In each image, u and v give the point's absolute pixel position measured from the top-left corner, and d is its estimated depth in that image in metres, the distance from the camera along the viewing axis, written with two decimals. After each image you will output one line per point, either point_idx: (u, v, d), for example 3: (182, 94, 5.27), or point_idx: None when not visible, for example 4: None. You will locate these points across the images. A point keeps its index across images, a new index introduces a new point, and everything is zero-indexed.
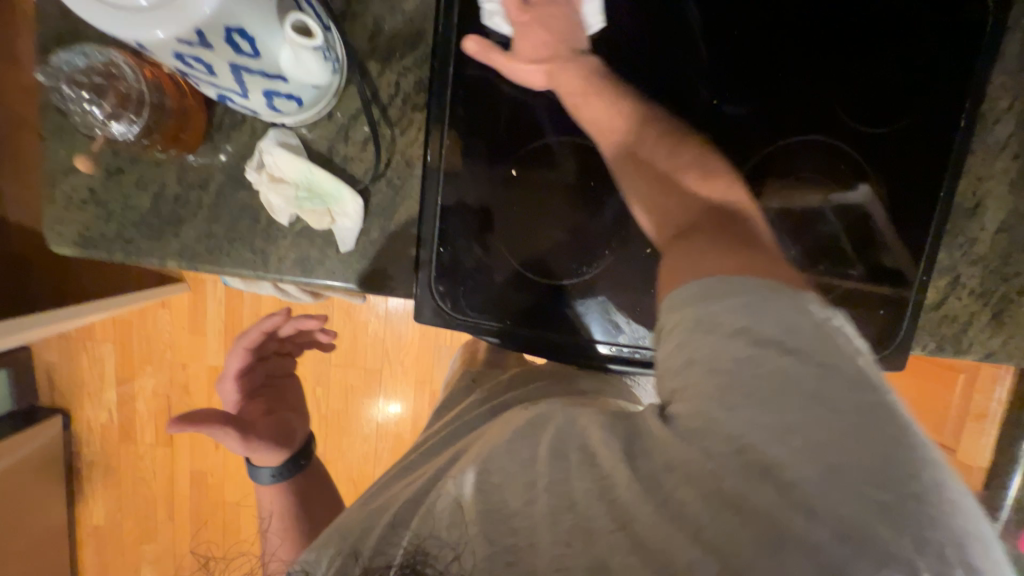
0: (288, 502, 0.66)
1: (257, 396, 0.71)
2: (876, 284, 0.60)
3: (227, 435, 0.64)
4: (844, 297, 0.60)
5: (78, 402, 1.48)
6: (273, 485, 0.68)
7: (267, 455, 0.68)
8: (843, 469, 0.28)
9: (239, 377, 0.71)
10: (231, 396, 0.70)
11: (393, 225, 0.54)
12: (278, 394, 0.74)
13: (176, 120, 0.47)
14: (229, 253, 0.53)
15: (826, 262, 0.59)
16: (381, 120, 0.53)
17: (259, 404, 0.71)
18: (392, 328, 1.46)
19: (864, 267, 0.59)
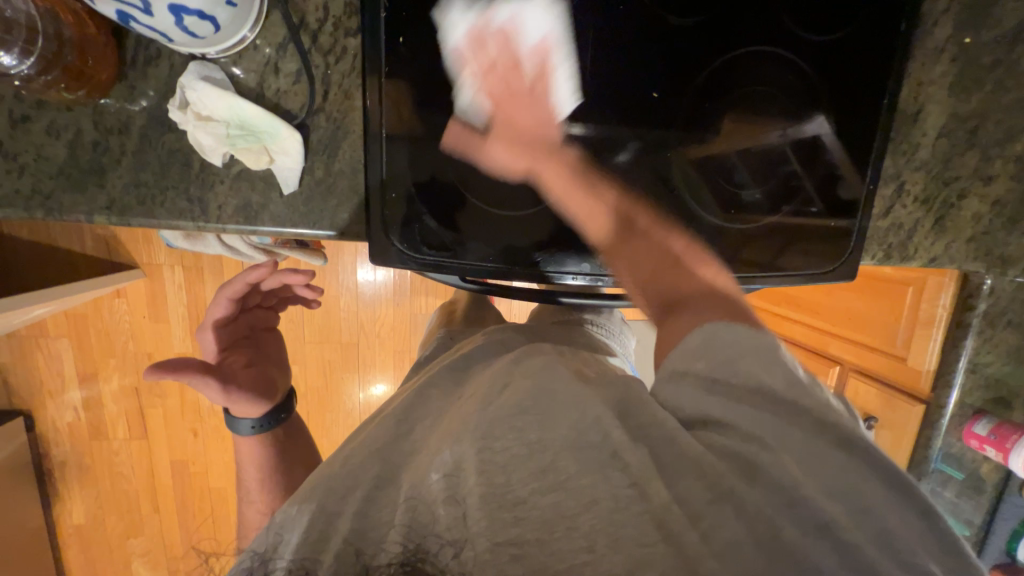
0: (268, 453, 0.67)
1: (238, 346, 0.68)
2: (831, 216, 0.61)
3: (208, 386, 0.61)
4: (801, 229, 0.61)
5: (40, 403, 1.42)
6: (254, 436, 0.67)
7: (248, 407, 0.66)
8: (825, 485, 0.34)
9: (219, 327, 0.66)
10: (210, 345, 0.65)
11: (338, 164, 0.52)
12: (259, 345, 0.71)
13: (80, 53, 0.43)
14: (163, 203, 0.50)
15: (783, 194, 0.60)
16: (312, 49, 0.49)
17: (241, 356, 0.67)
18: (366, 300, 1.44)
19: (821, 202, 0.60)
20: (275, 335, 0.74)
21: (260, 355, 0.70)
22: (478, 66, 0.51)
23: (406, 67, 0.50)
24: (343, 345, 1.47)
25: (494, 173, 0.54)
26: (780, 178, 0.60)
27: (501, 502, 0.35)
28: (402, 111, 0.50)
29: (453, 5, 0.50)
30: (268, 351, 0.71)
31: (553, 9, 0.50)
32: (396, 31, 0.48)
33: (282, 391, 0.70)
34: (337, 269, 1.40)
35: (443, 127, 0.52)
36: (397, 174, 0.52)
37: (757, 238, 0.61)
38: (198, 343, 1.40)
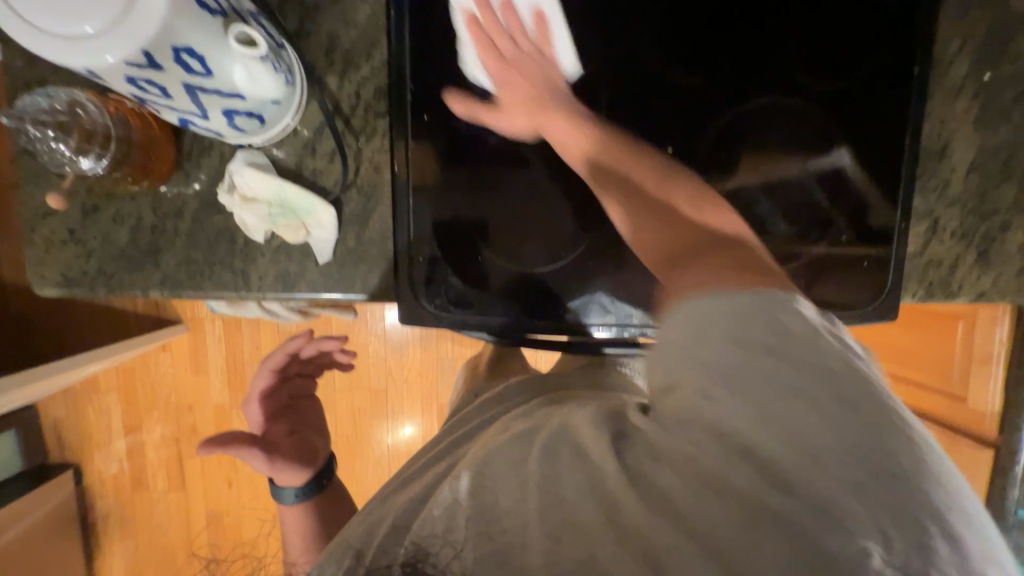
0: (310, 522, 0.64)
1: (281, 416, 0.70)
2: (861, 246, 0.60)
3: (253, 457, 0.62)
4: (830, 262, 0.60)
5: (89, 455, 1.48)
6: (297, 505, 0.66)
7: (291, 475, 0.66)
8: (806, 442, 0.29)
9: (264, 398, 0.70)
10: (256, 417, 0.69)
11: (369, 232, 0.55)
12: (301, 414, 0.73)
13: (145, 151, 0.48)
14: (210, 277, 0.54)
15: (808, 230, 0.59)
16: (345, 130, 0.54)
17: (284, 425, 0.69)
18: (394, 347, 1.46)
19: (846, 230, 0.59)
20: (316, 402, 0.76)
21: (302, 422, 0.71)
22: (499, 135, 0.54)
23: (430, 140, 0.53)
24: (372, 391, 1.49)
25: (515, 228, 0.55)
26: (806, 219, 0.59)
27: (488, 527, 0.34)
28: (427, 180, 0.54)
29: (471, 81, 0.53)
30: (308, 417, 0.73)
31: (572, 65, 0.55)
32: (421, 109, 0.52)
33: (323, 456, 0.70)
34: (367, 317, 1.45)
35: (465, 189, 0.54)
36: (424, 237, 0.54)
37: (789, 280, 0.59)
38: (235, 394, 1.45)
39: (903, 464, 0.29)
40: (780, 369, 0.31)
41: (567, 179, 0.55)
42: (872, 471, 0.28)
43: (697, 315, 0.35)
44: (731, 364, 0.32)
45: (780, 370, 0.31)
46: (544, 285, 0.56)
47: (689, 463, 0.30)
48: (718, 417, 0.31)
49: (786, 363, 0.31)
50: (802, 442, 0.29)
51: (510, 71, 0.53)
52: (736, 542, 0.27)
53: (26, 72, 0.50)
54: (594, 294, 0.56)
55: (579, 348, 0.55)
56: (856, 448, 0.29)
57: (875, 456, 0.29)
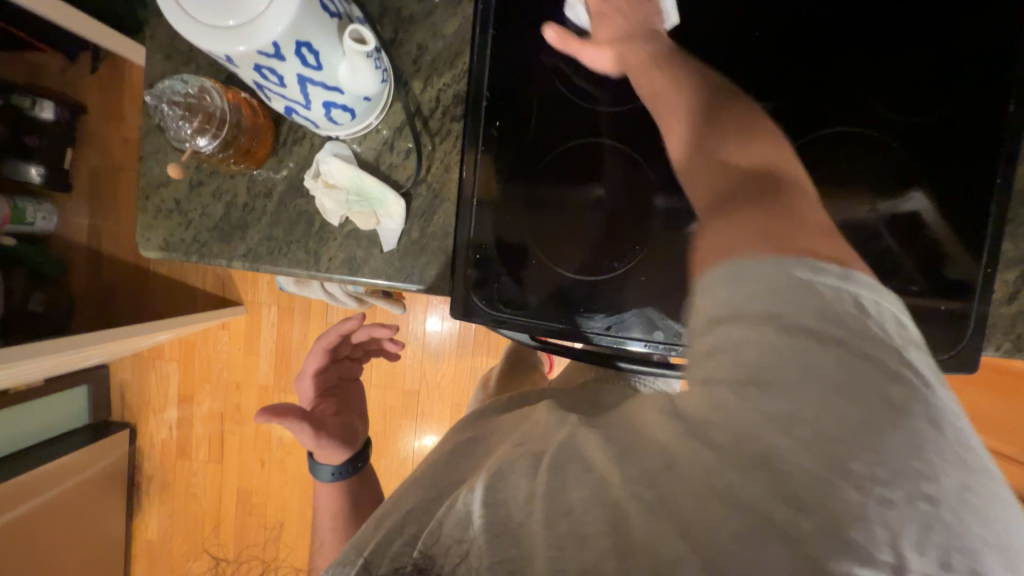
0: (343, 505, 0.66)
1: (330, 395, 0.74)
2: (939, 297, 0.56)
3: (301, 430, 0.65)
4: (910, 314, 0.56)
5: (144, 419, 1.60)
6: (331, 483, 0.67)
7: (330, 453, 0.67)
8: (836, 450, 0.27)
9: (316, 376, 0.75)
10: (307, 393, 0.74)
11: (432, 227, 0.58)
12: (345, 394, 0.77)
13: (250, 136, 0.54)
14: (286, 254, 0.59)
15: (885, 276, 0.56)
16: (423, 131, 0.58)
17: (330, 404, 0.73)
18: (431, 352, 1.50)
19: (926, 282, 0.56)
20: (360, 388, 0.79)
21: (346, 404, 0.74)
22: (563, 143, 0.56)
23: (499, 145, 0.56)
24: (406, 392, 1.52)
25: (569, 234, 0.56)
26: (875, 255, 0.56)
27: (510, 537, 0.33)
28: (491, 180, 0.56)
29: (543, 92, 0.56)
30: (352, 403, 0.76)
31: None
32: (493, 114, 0.56)
33: (362, 442, 0.71)
34: (411, 320, 1.49)
35: (524, 194, 0.56)
36: (481, 236, 0.57)
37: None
38: (279, 378, 1.53)
39: (941, 477, 0.27)
40: (822, 367, 0.30)
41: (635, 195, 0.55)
42: (901, 486, 0.27)
43: (729, 299, 0.33)
44: (762, 369, 0.30)
45: (822, 368, 0.30)
46: (593, 295, 0.56)
47: (699, 466, 0.29)
48: (758, 433, 0.28)
49: (834, 363, 0.30)
50: (829, 452, 0.27)
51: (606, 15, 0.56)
52: (734, 547, 0.26)
53: (162, 64, 0.58)
54: (646, 311, 0.55)
55: (597, 360, 0.57)
56: (879, 466, 0.27)
57: (904, 474, 0.27)
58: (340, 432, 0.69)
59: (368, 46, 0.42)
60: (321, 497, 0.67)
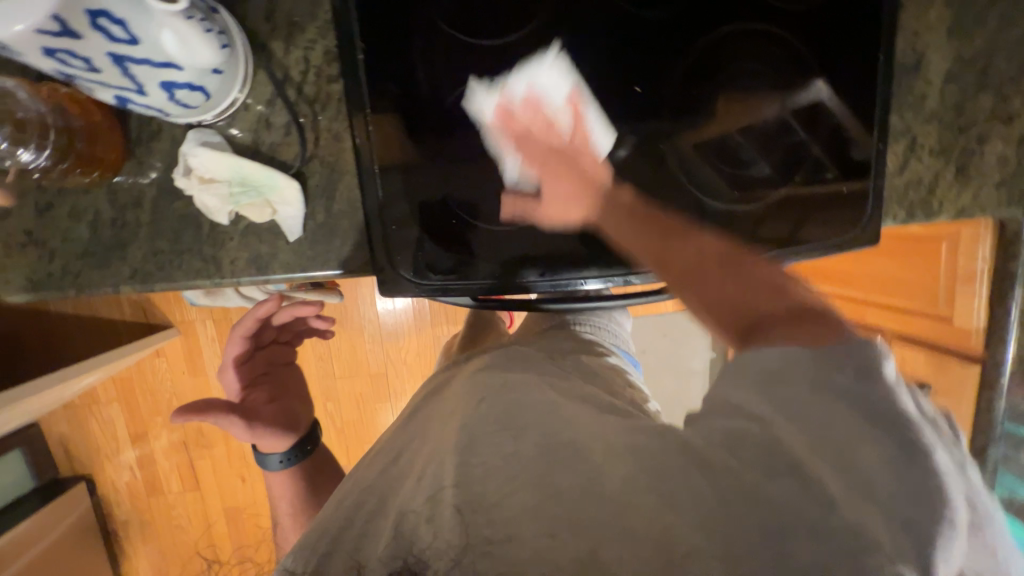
0: (299, 488, 0.66)
1: (260, 383, 0.68)
2: (849, 181, 0.59)
3: (230, 423, 0.62)
4: (825, 202, 0.59)
5: (99, 467, 1.50)
6: (282, 471, 0.66)
7: (271, 442, 0.66)
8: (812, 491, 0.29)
9: (240, 367, 0.67)
10: (233, 384, 0.67)
11: (337, 205, 0.54)
12: (280, 380, 0.71)
13: (87, 138, 0.46)
14: (180, 266, 0.52)
15: (801, 171, 0.58)
16: (299, 100, 0.51)
17: (262, 393, 0.68)
18: (389, 331, 1.46)
19: (836, 169, 0.59)
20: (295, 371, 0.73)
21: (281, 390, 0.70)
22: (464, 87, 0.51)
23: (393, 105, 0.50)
24: (373, 377, 1.50)
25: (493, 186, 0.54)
26: (783, 152, 0.58)
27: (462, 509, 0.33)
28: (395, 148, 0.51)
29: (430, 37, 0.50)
30: (288, 387, 0.72)
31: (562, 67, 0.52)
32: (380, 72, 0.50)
33: (306, 424, 0.70)
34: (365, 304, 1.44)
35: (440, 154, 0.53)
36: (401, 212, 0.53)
37: (769, 217, 0.59)
38: None
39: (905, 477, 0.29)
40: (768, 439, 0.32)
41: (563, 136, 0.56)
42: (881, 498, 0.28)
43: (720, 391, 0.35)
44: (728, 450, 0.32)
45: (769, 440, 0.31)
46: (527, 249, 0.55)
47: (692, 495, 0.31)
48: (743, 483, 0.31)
49: (773, 428, 0.32)
50: (801, 481, 0.29)
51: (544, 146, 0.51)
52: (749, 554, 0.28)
53: None
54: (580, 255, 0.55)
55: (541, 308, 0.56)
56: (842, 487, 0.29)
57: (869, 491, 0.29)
58: (279, 417, 0.67)
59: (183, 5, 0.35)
60: (275, 487, 0.67)
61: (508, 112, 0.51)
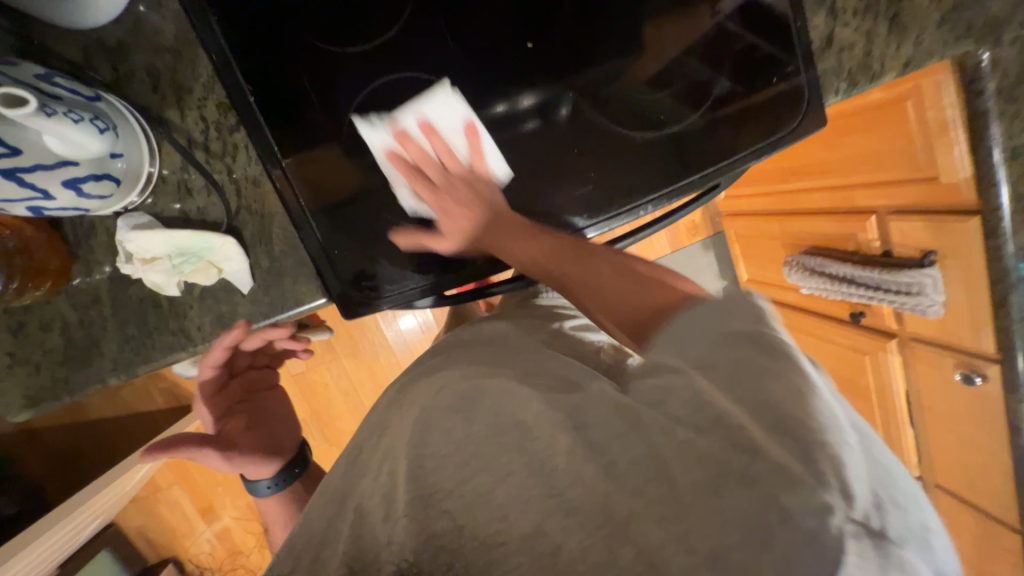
0: (291, 510, 0.64)
1: (236, 413, 0.68)
2: (811, 66, 0.56)
3: (207, 455, 0.61)
4: (791, 97, 0.57)
5: (181, 543, 1.60)
6: (272, 495, 0.65)
7: (254, 467, 0.65)
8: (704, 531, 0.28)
9: (211, 399, 0.68)
10: (208, 417, 0.67)
11: (277, 247, 0.55)
12: (259, 406, 0.71)
13: (28, 253, 0.47)
14: (154, 345, 0.55)
15: (761, 76, 0.56)
16: (209, 159, 0.52)
17: (241, 420, 0.68)
18: (404, 346, 1.54)
19: (798, 57, 0.56)
20: (274, 394, 0.73)
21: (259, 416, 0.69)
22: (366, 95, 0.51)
23: (308, 143, 0.50)
24: None
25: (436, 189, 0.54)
26: (708, 58, 0.55)
27: (433, 505, 0.34)
28: (330, 184, 0.52)
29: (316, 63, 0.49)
30: (269, 412, 0.71)
31: (453, 94, 0.52)
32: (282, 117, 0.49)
33: (291, 445, 0.70)
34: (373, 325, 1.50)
35: (361, 182, 0.52)
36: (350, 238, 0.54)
37: (723, 132, 0.57)
38: None
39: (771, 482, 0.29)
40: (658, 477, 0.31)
41: (507, 110, 0.54)
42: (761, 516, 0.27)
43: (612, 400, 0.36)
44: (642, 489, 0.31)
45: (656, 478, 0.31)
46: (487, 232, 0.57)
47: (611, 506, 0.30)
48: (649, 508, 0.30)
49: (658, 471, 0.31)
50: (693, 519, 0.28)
51: (446, 199, 0.54)
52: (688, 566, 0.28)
53: None
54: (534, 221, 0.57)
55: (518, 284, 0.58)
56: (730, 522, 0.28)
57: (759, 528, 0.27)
58: (259, 441, 0.67)
59: (35, 105, 0.36)
60: (268, 510, 0.66)
61: (399, 141, 0.52)
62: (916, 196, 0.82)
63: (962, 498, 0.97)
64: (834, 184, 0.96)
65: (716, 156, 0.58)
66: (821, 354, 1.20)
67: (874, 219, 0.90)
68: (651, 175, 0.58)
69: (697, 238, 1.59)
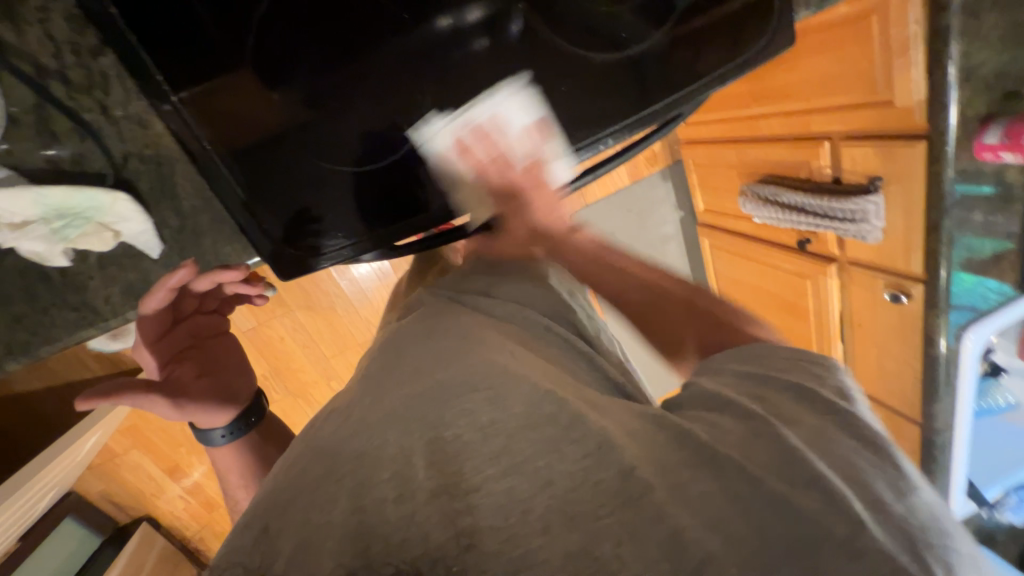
0: (248, 462, 0.54)
1: (188, 356, 0.53)
2: None
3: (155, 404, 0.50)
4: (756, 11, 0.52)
5: (152, 504, 1.58)
6: (228, 447, 0.54)
7: (210, 417, 0.53)
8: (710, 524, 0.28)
9: (154, 340, 0.51)
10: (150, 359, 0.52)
11: (186, 202, 0.46)
12: (215, 348, 0.56)
13: None
14: (53, 324, 0.47)
15: None
16: (71, 93, 0.41)
17: (194, 366, 0.53)
18: (361, 295, 1.49)
19: None
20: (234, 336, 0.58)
21: (217, 362, 0.55)
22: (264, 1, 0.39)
23: (206, 72, 0.40)
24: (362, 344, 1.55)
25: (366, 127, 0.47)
26: None
27: None
28: (244, 127, 0.42)
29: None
30: (229, 355, 0.57)
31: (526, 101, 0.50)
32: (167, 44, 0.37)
33: (248, 395, 0.57)
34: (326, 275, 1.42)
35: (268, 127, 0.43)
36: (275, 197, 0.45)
37: (684, 53, 0.52)
38: None
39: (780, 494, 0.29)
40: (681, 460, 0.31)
41: (453, 23, 0.45)
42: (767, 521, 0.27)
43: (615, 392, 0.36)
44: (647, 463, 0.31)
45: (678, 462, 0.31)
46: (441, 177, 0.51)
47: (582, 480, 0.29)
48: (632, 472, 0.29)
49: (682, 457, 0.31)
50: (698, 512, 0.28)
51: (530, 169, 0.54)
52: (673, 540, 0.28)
53: None
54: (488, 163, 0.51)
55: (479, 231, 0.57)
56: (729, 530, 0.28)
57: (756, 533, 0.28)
58: (215, 390, 0.54)
59: None
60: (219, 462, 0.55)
61: (481, 136, 0.50)
62: (859, 122, 0.82)
63: (877, 399, 1.10)
64: (793, 110, 0.94)
65: (680, 79, 0.53)
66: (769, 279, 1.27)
67: (826, 147, 0.90)
68: (615, 101, 0.52)
69: (655, 168, 1.56)
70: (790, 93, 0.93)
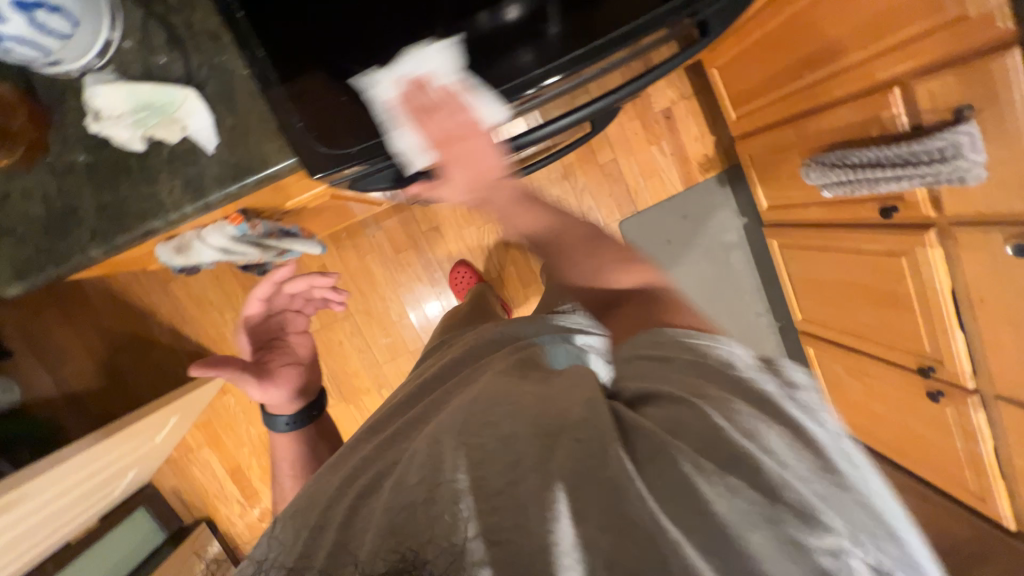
0: (300, 451, 0.68)
1: (271, 348, 0.74)
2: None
3: (247, 381, 0.67)
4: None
5: (213, 506, 1.63)
6: (288, 433, 0.69)
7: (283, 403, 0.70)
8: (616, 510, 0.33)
9: (251, 331, 0.73)
10: (245, 345, 0.73)
11: (240, 103, 0.54)
12: (290, 345, 0.76)
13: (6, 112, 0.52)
14: (131, 211, 0.55)
15: None
16: (168, 18, 0.54)
17: (275, 355, 0.73)
18: (415, 302, 1.55)
19: None
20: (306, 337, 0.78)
21: (290, 354, 0.74)
22: None
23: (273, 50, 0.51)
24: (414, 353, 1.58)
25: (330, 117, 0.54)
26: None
27: None
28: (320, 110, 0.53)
29: None
30: (302, 351, 0.76)
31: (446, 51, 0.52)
32: None
33: (316, 391, 0.74)
34: (385, 282, 1.52)
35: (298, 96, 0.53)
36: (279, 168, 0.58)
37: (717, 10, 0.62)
38: None
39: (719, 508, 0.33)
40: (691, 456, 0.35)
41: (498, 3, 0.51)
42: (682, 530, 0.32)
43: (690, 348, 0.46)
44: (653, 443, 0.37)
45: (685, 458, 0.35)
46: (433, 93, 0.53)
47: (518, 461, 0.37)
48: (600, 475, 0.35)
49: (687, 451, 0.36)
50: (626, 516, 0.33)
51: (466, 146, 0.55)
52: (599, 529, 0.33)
53: None
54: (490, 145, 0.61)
55: None
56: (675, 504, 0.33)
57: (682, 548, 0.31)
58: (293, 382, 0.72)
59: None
60: (277, 447, 0.69)
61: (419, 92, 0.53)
62: (926, 51, 0.75)
63: None
64: (855, 62, 0.87)
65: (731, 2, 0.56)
66: (854, 271, 1.10)
67: (898, 92, 0.81)
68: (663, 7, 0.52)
69: (710, 173, 1.52)
70: (845, 48, 0.88)
